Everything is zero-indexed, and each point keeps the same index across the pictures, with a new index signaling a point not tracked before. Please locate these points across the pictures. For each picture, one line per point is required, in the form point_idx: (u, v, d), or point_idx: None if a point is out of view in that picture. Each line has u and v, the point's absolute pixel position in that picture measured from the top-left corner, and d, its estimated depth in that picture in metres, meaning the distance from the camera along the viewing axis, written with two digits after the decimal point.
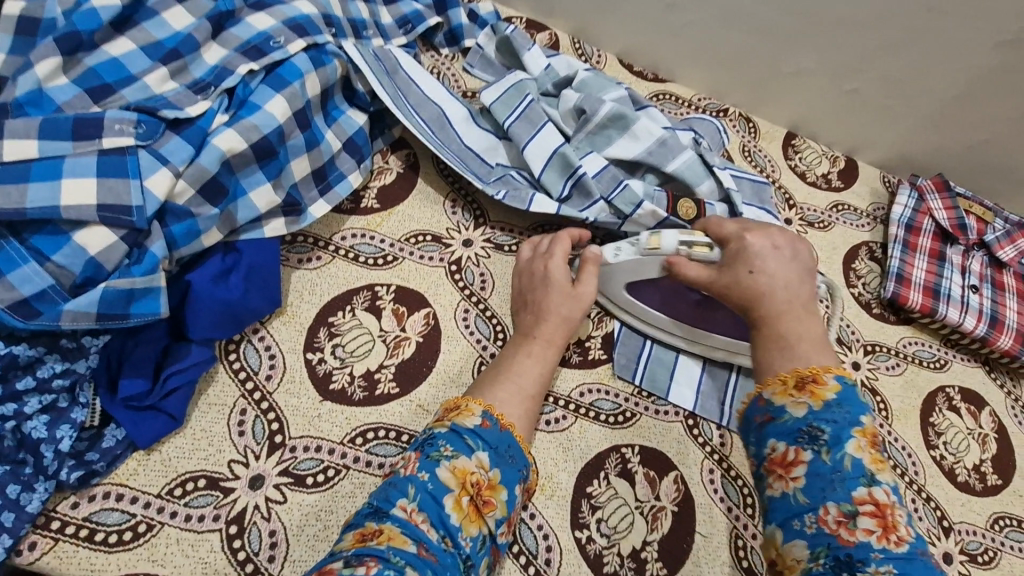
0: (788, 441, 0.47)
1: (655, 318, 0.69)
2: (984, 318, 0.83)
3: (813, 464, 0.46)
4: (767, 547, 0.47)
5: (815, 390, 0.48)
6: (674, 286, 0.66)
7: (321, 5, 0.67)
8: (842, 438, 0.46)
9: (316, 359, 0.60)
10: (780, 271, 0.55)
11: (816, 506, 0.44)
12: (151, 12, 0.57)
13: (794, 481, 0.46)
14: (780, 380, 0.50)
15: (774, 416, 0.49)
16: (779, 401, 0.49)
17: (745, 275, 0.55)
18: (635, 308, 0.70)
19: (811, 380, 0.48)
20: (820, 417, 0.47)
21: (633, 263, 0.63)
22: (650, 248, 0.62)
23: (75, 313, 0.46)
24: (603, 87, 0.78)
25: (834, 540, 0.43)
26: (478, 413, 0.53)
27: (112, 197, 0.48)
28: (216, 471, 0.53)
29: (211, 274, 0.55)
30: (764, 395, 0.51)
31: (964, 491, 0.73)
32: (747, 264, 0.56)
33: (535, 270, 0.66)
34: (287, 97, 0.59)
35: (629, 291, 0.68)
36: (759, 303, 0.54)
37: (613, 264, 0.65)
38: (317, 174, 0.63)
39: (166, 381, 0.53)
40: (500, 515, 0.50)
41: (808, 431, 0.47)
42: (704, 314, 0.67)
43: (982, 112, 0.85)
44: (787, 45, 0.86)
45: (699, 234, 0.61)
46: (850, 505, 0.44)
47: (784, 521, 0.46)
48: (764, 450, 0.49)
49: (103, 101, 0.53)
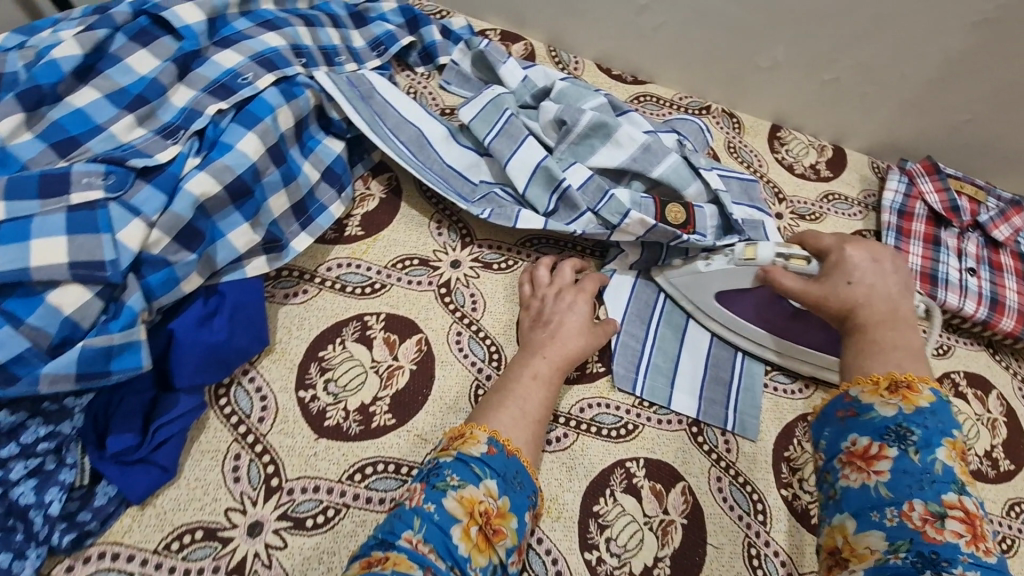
0: (873, 436, 0.45)
1: (746, 329, 0.70)
2: (983, 301, 0.82)
3: (899, 461, 0.43)
4: (830, 537, 0.44)
5: (909, 395, 0.46)
6: (770, 296, 0.68)
7: (290, 37, 0.68)
8: (932, 442, 0.43)
9: (308, 397, 0.59)
10: (880, 282, 0.55)
11: (900, 501, 0.42)
12: (114, 57, 0.56)
13: (876, 475, 0.43)
14: (872, 380, 0.48)
15: (860, 413, 0.47)
16: (868, 399, 0.47)
17: (844, 285, 0.56)
18: (726, 318, 0.70)
19: (905, 385, 0.46)
20: (912, 419, 0.44)
21: (725, 270, 0.67)
22: (744, 258, 0.66)
23: (54, 375, 0.45)
24: (581, 96, 0.77)
25: (917, 536, 0.40)
26: (484, 440, 0.52)
27: (84, 253, 0.47)
28: (212, 520, 0.52)
29: (194, 318, 0.54)
30: (850, 392, 0.49)
31: (977, 479, 0.72)
32: (845, 275, 0.57)
33: (560, 298, 0.66)
34: (259, 134, 0.58)
35: (721, 300, 0.70)
36: (857, 311, 0.55)
37: (704, 271, 0.69)
38: (297, 208, 0.63)
39: (156, 433, 0.52)
40: (510, 544, 0.48)
41: (898, 431, 0.44)
42: (797, 326, 0.69)
43: (962, 93, 0.84)
44: (763, 39, 0.85)
45: (797, 248, 0.64)
46: (938, 506, 0.41)
47: (859, 511, 0.43)
48: (842, 444, 0.47)
49: (69, 154, 0.52)
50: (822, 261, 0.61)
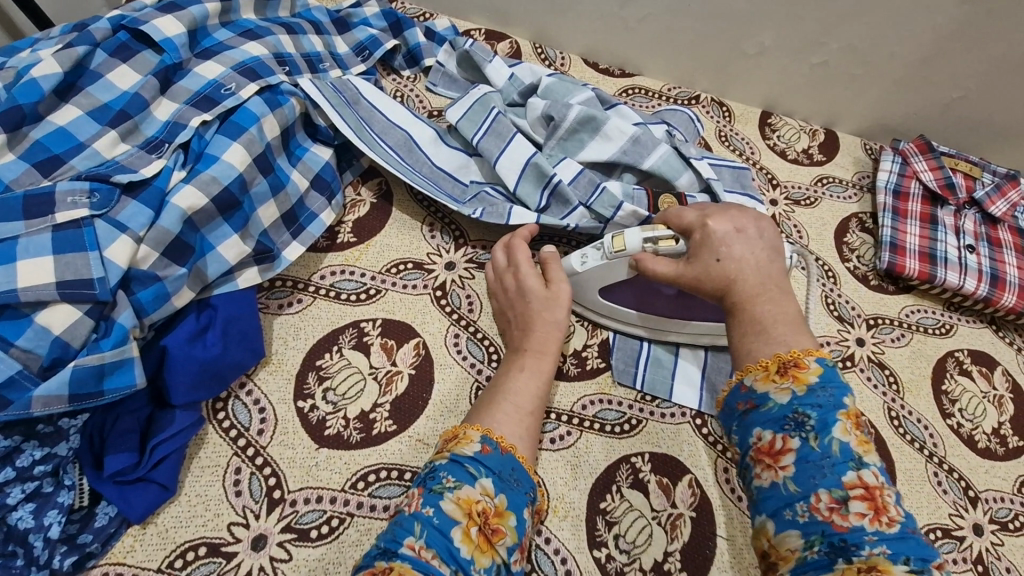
0: (774, 428, 0.45)
1: (633, 315, 0.67)
2: (984, 277, 0.82)
3: (800, 451, 0.43)
4: (759, 539, 0.44)
5: (798, 375, 0.45)
6: (646, 283, 0.64)
7: (272, 46, 0.67)
8: (828, 422, 0.43)
9: (307, 407, 0.59)
10: (747, 253, 0.53)
11: (806, 494, 0.41)
12: (95, 74, 0.56)
13: (783, 470, 0.43)
14: (763, 367, 0.47)
15: (758, 405, 0.46)
16: (763, 388, 0.46)
17: (713, 264, 0.53)
18: (609, 309, 0.67)
19: (793, 365, 0.46)
20: (804, 402, 0.44)
21: (601, 267, 0.61)
22: (614, 250, 0.59)
23: (45, 398, 0.44)
24: (568, 91, 0.77)
25: (828, 527, 0.40)
26: (476, 439, 0.51)
27: (71, 272, 0.47)
28: (216, 536, 0.51)
29: (187, 334, 0.53)
30: (747, 382, 0.48)
31: (987, 457, 0.72)
32: (713, 251, 0.54)
33: (506, 285, 0.65)
34: (244, 144, 0.57)
35: (603, 294, 0.66)
36: (732, 288, 0.52)
37: (581, 271, 0.62)
38: (287, 218, 0.62)
39: (154, 450, 0.51)
40: (511, 542, 0.47)
41: (795, 418, 0.44)
42: (681, 306, 0.66)
43: (953, 69, 0.84)
44: (749, 25, 0.85)
45: (662, 227, 0.58)
46: (840, 490, 0.41)
47: (775, 511, 0.43)
48: (749, 440, 0.46)
49: (52, 173, 0.52)
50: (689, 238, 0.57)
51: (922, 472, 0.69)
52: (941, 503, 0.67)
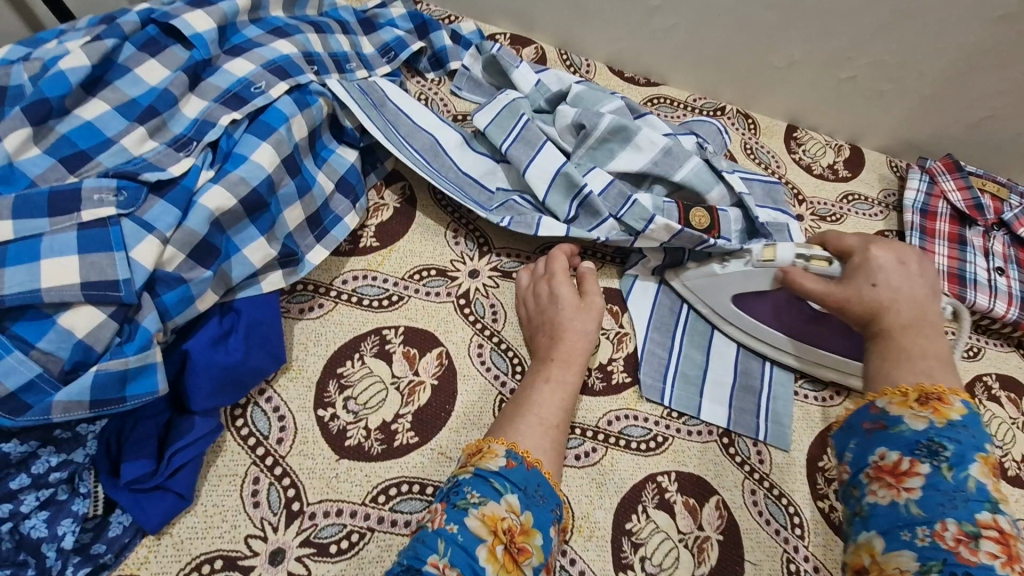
0: (903, 451, 0.43)
1: (765, 333, 0.67)
2: (1013, 301, 0.80)
3: (930, 477, 0.41)
4: (857, 556, 0.42)
5: (940, 408, 0.45)
6: (788, 297, 0.66)
7: (301, 44, 0.66)
8: (966, 458, 0.41)
9: (327, 416, 0.57)
10: (904, 286, 0.55)
11: (933, 520, 0.39)
12: (123, 68, 0.55)
13: (906, 491, 0.41)
14: (900, 392, 0.47)
15: (889, 425, 0.45)
16: (897, 411, 0.46)
17: (867, 288, 0.55)
18: (742, 321, 0.68)
19: (936, 398, 0.45)
20: (944, 434, 0.43)
21: (743, 273, 0.64)
22: (763, 260, 0.63)
23: (66, 403, 0.42)
24: (598, 100, 0.76)
25: (950, 556, 0.37)
26: (502, 454, 0.50)
27: (95, 273, 0.45)
28: (232, 549, 0.49)
29: (210, 338, 0.52)
30: (877, 404, 0.47)
31: (1017, 485, 0.70)
32: (869, 278, 0.56)
33: (540, 293, 0.64)
34: (273, 145, 0.56)
35: (738, 302, 0.67)
36: (882, 316, 0.54)
37: (720, 274, 0.66)
38: (312, 221, 0.60)
39: (172, 459, 0.49)
40: (537, 562, 0.46)
41: (928, 445, 0.43)
42: (817, 331, 0.66)
43: (983, 88, 0.82)
44: (778, 38, 0.84)
45: (818, 249, 0.62)
46: (972, 526, 0.38)
47: (887, 529, 0.41)
48: (870, 459, 0.45)
49: (78, 169, 0.50)
50: (844, 263, 0.60)
51: None
52: None
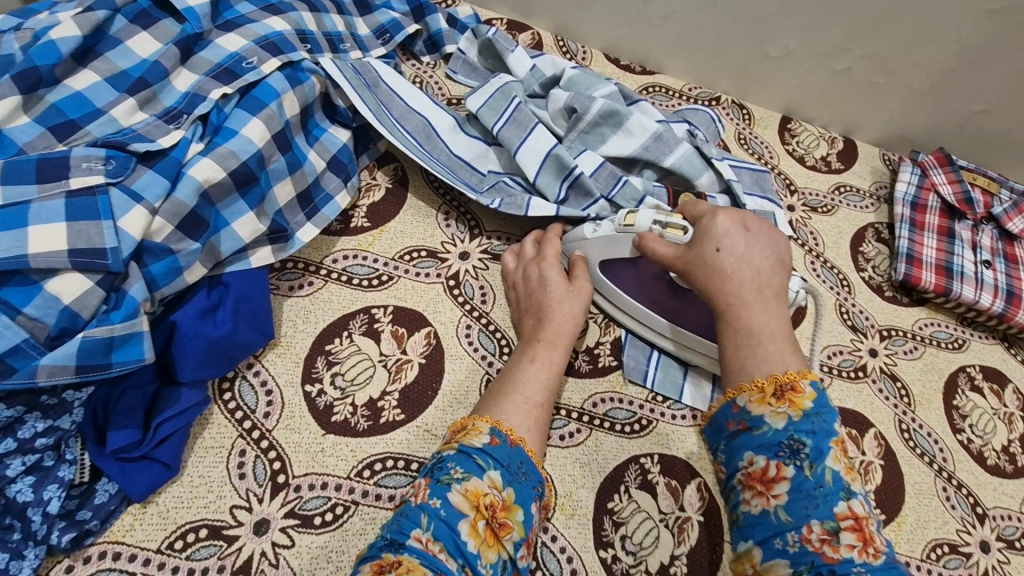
0: (769, 454, 0.43)
1: (633, 306, 0.66)
2: (999, 293, 0.81)
3: (795, 480, 0.42)
4: (741, 563, 0.43)
5: (794, 399, 0.44)
6: (652, 271, 0.62)
7: (295, 21, 0.66)
8: (823, 450, 0.42)
9: (315, 391, 0.57)
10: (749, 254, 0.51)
11: (799, 525, 0.41)
12: (114, 40, 0.55)
13: (775, 498, 0.42)
14: (757, 387, 0.46)
15: (751, 426, 0.45)
16: (757, 411, 0.45)
17: (711, 253, 0.52)
18: (610, 292, 0.66)
19: (790, 388, 0.44)
20: (801, 429, 0.43)
21: (608, 237, 0.62)
22: (624, 224, 0.60)
23: (52, 367, 0.43)
24: (591, 84, 0.76)
25: (817, 558, 0.39)
26: (486, 431, 0.50)
27: (83, 240, 0.45)
28: (218, 519, 0.50)
29: (198, 310, 0.52)
30: (739, 402, 0.47)
31: (995, 474, 0.71)
32: (714, 242, 0.53)
33: (529, 276, 0.64)
34: (264, 120, 0.56)
35: (606, 271, 0.65)
36: (724, 285, 0.51)
37: (590, 237, 0.64)
38: (302, 198, 0.61)
39: (157, 429, 0.50)
40: (518, 537, 0.47)
41: (790, 444, 0.43)
42: (680, 308, 0.63)
43: (979, 82, 0.83)
44: (775, 28, 0.84)
45: (678, 216, 0.58)
46: (832, 521, 0.40)
47: (763, 539, 0.42)
48: (738, 462, 0.45)
49: (68, 138, 0.50)
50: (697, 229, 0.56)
51: (931, 486, 0.68)
52: (948, 518, 0.67)
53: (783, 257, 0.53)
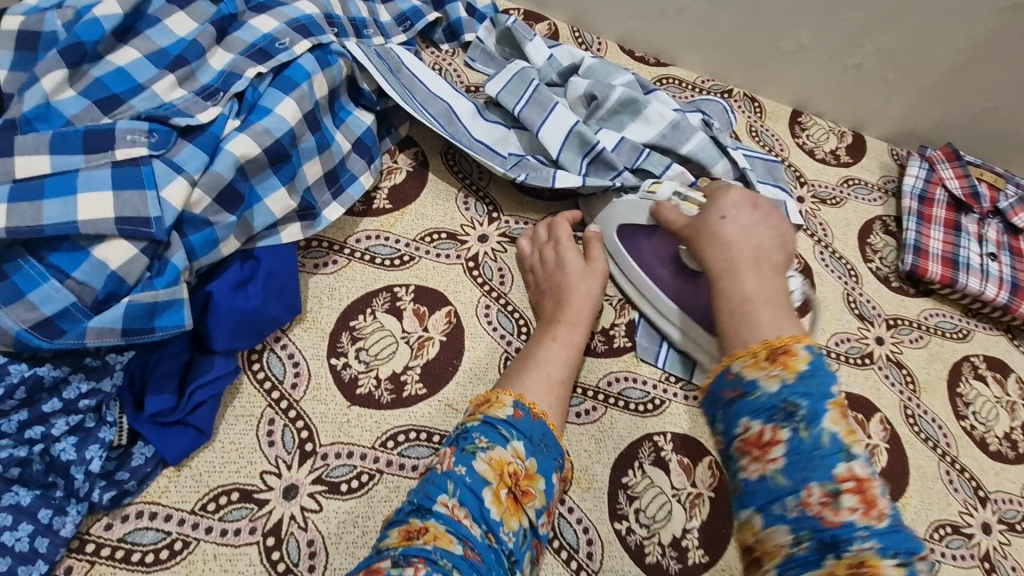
0: (763, 419, 0.42)
1: (642, 283, 0.68)
2: (1004, 285, 0.83)
3: (791, 442, 0.41)
4: (742, 533, 0.42)
5: (787, 361, 0.43)
6: (665, 245, 0.66)
7: (323, 6, 0.67)
8: (818, 412, 0.41)
9: (340, 365, 0.59)
10: (749, 224, 0.56)
11: (798, 489, 0.39)
12: (153, 19, 0.56)
13: (772, 463, 0.41)
14: (751, 352, 0.45)
15: (746, 391, 0.44)
16: (751, 374, 0.44)
17: (716, 218, 0.57)
18: (624, 264, 0.69)
19: (783, 351, 0.44)
20: (795, 391, 0.42)
21: (633, 203, 0.67)
22: (648, 191, 0.66)
23: (99, 329, 0.45)
24: (610, 73, 0.78)
25: (817, 522, 0.38)
26: (509, 404, 0.52)
27: (129, 209, 0.47)
28: (249, 483, 0.52)
29: (231, 283, 0.54)
30: (733, 368, 0.46)
31: (997, 460, 0.73)
32: (720, 211, 0.57)
33: (546, 257, 0.66)
34: (296, 99, 0.58)
35: (622, 237, 0.69)
36: (718, 244, 0.55)
37: (614, 202, 0.69)
38: (330, 177, 0.62)
39: (192, 395, 0.52)
40: (539, 505, 0.48)
41: (784, 408, 0.42)
42: (686, 289, 0.66)
43: (988, 79, 0.84)
44: (788, 22, 0.85)
45: (699, 194, 0.64)
46: (832, 483, 0.39)
47: (762, 505, 0.41)
48: (735, 429, 0.44)
49: (112, 112, 0.52)
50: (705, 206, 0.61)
51: (934, 469, 0.70)
52: (951, 501, 0.68)
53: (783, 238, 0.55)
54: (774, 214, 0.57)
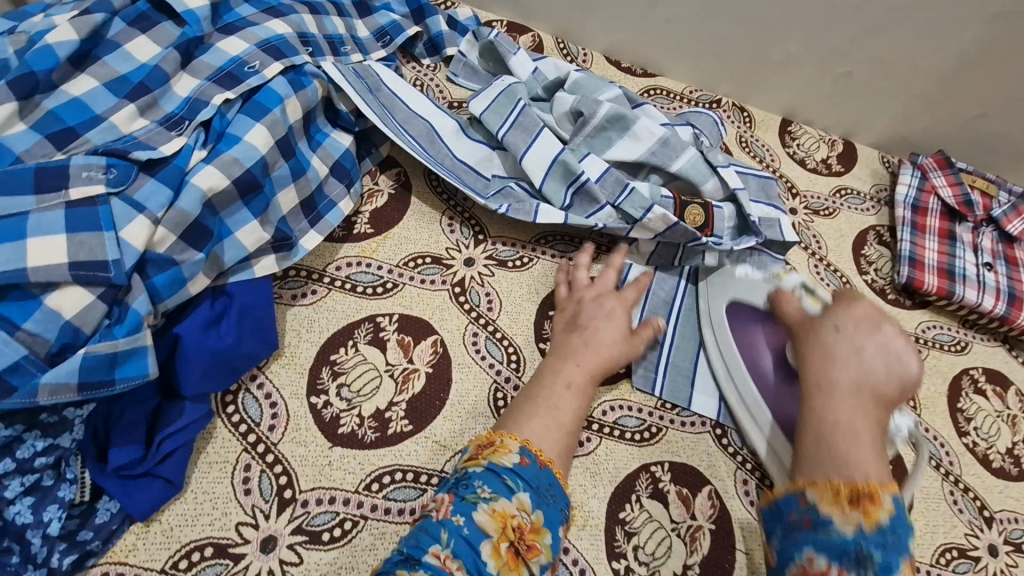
0: (832, 557, 0.49)
1: (741, 372, 0.64)
2: (1001, 296, 0.82)
3: None
4: None
5: (869, 509, 0.49)
6: (774, 341, 0.65)
7: (295, 24, 0.64)
8: (889, 567, 0.47)
9: (320, 403, 0.56)
10: (863, 342, 0.57)
11: None
12: (112, 44, 0.54)
13: None
14: (832, 489, 0.51)
15: (818, 525, 0.50)
16: (826, 512, 0.50)
17: (831, 330, 0.59)
18: (723, 344, 0.66)
19: (866, 498, 0.50)
20: (870, 541, 0.48)
21: (753, 282, 0.67)
22: (776, 277, 0.67)
23: (53, 385, 0.42)
24: (596, 88, 0.76)
25: None
26: (515, 450, 0.49)
27: (85, 252, 0.44)
28: (223, 537, 0.49)
29: (201, 322, 0.51)
30: (808, 496, 0.52)
31: (1001, 477, 0.71)
32: (834, 322, 0.59)
33: (599, 302, 0.63)
34: (268, 125, 0.55)
35: (728, 310, 0.67)
36: (827, 362, 0.57)
37: (736, 276, 0.68)
38: (306, 205, 0.59)
39: (161, 445, 0.48)
40: (544, 560, 0.46)
41: (857, 554, 0.48)
42: (783, 394, 0.63)
43: (979, 86, 0.83)
44: (776, 31, 0.83)
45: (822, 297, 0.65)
46: None
47: None
48: (797, 556, 0.50)
49: (66, 146, 0.49)
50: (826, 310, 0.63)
51: (937, 489, 0.68)
52: (955, 522, 0.67)
53: (901, 372, 0.56)
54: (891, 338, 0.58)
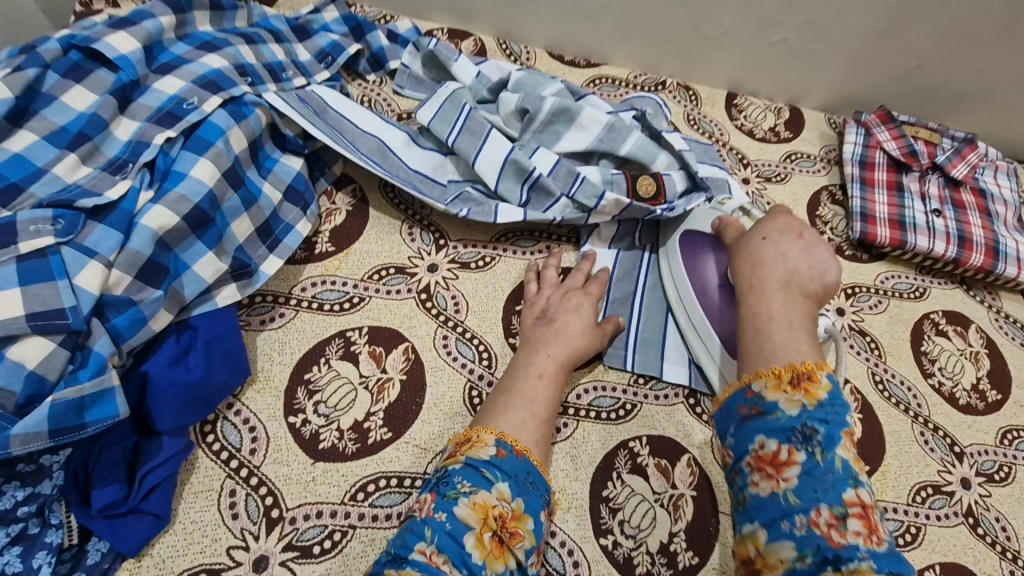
0: (780, 439, 0.48)
1: (687, 292, 0.67)
2: (952, 240, 0.84)
3: (805, 464, 0.46)
4: (744, 546, 0.47)
5: (809, 388, 0.49)
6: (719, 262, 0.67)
7: (232, 57, 0.66)
8: (834, 438, 0.46)
9: (299, 422, 0.57)
10: (789, 250, 0.59)
11: (807, 508, 0.44)
12: (48, 97, 0.55)
13: (785, 481, 0.46)
14: (773, 374, 0.51)
15: (764, 411, 0.50)
16: (772, 396, 0.50)
17: (758, 240, 0.61)
18: (676, 269, 0.69)
19: (806, 378, 0.49)
20: (813, 416, 0.47)
21: (703, 211, 0.71)
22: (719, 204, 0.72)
23: (24, 436, 0.43)
24: (539, 84, 0.77)
25: (823, 541, 0.43)
26: (491, 442, 0.51)
27: (40, 303, 0.46)
28: (215, 562, 0.50)
29: (168, 357, 0.52)
30: (753, 387, 0.52)
31: (968, 413, 0.74)
32: (760, 232, 0.62)
33: (568, 298, 0.66)
34: (212, 159, 0.57)
35: (682, 240, 0.70)
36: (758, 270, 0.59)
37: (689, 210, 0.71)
38: (262, 232, 0.61)
39: (143, 480, 0.50)
40: (529, 545, 0.47)
41: (802, 431, 0.47)
42: (725, 312, 0.65)
43: (911, 38, 0.86)
44: (709, 7, 0.86)
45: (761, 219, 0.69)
46: (840, 507, 0.44)
47: (769, 521, 0.46)
48: (750, 445, 0.49)
49: (11, 202, 0.50)
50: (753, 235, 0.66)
51: (908, 432, 0.71)
52: (928, 461, 0.69)
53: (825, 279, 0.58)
54: (817, 244, 0.60)
